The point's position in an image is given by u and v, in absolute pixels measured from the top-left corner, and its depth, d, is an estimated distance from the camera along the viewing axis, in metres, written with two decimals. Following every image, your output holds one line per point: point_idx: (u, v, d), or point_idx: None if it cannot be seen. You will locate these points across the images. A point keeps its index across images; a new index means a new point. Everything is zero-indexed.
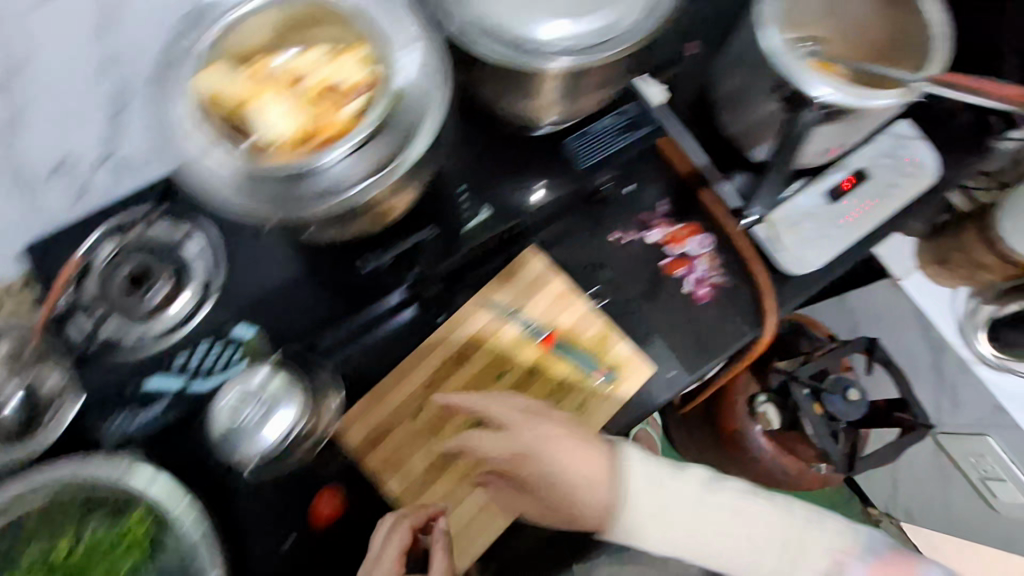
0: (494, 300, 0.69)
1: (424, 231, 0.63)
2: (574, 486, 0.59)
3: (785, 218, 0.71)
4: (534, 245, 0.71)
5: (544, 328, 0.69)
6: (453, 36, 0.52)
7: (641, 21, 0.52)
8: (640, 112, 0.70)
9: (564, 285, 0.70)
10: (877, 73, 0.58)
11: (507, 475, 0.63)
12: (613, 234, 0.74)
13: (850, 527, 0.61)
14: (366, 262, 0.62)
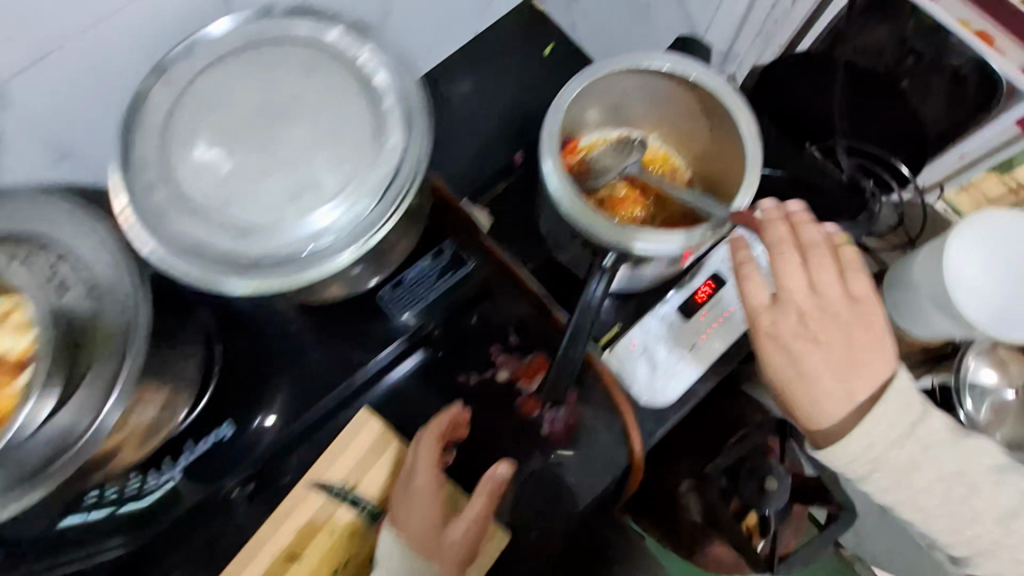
0: (323, 482, 0.61)
1: (218, 431, 0.57)
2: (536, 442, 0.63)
3: (643, 343, 0.65)
4: (365, 407, 0.63)
5: (381, 505, 0.64)
6: (179, 243, 0.43)
7: (382, 210, 0.44)
8: (460, 253, 0.64)
9: (402, 450, 0.64)
10: (701, 209, 0.56)
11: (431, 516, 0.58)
12: (460, 376, 0.67)
13: (847, 352, 0.56)
14: (158, 473, 0.54)
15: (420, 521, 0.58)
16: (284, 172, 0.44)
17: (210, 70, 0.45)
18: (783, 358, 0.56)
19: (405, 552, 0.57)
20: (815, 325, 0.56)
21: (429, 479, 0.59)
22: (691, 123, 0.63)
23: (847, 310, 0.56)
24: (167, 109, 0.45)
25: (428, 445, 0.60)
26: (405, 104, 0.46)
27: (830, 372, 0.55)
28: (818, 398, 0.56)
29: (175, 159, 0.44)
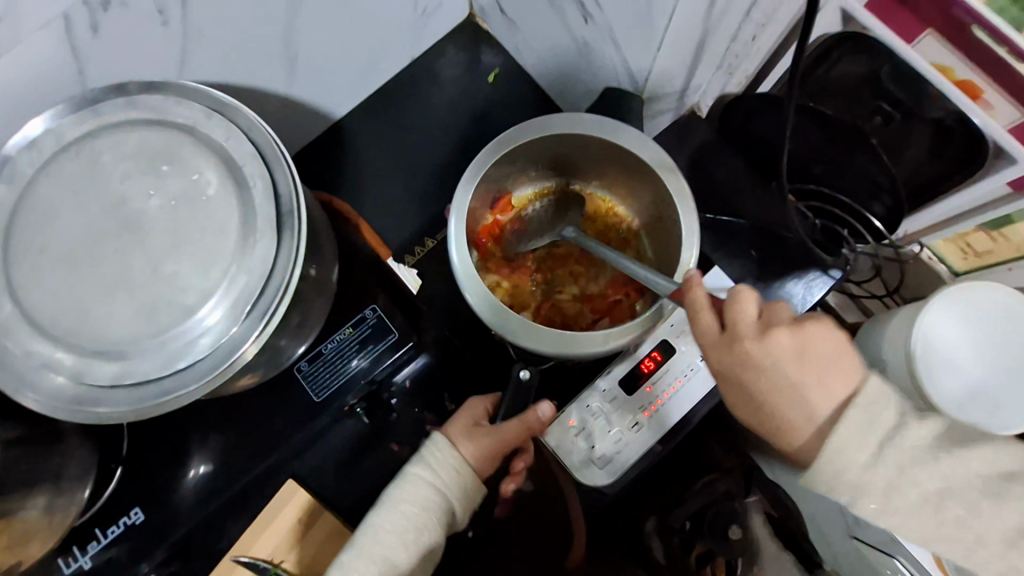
0: (249, 558, 0.56)
1: (126, 518, 0.53)
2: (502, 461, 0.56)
3: (581, 419, 0.58)
4: (291, 479, 0.58)
5: None
6: (32, 337, 0.39)
7: (245, 332, 0.40)
8: (385, 318, 0.58)
9: (333, 524, 0.58)
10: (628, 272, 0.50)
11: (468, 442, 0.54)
12: (391, 446, 0.61)
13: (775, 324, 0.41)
14: (70, 561, 0.52)
15: (465, 426, 0.54)
16: (138, 289, 0.40)
17: (57, 169, 0.41)
18: (733, 388, 0.43)
19: (462, 476, 0.52)
20: (763, 355, 0.41)
21: (490, 439, 0.53)
22: (635, 184, 0.56)
23: (809, 345, 0.41)
24: (9, 214, 0.40)
25: (518, 420, 0.55)
26: (274, 210, 0.41)
27: (794, 399, 0.41)
28: (784, 428, 0.42)
29: (18, 274, 0.39)
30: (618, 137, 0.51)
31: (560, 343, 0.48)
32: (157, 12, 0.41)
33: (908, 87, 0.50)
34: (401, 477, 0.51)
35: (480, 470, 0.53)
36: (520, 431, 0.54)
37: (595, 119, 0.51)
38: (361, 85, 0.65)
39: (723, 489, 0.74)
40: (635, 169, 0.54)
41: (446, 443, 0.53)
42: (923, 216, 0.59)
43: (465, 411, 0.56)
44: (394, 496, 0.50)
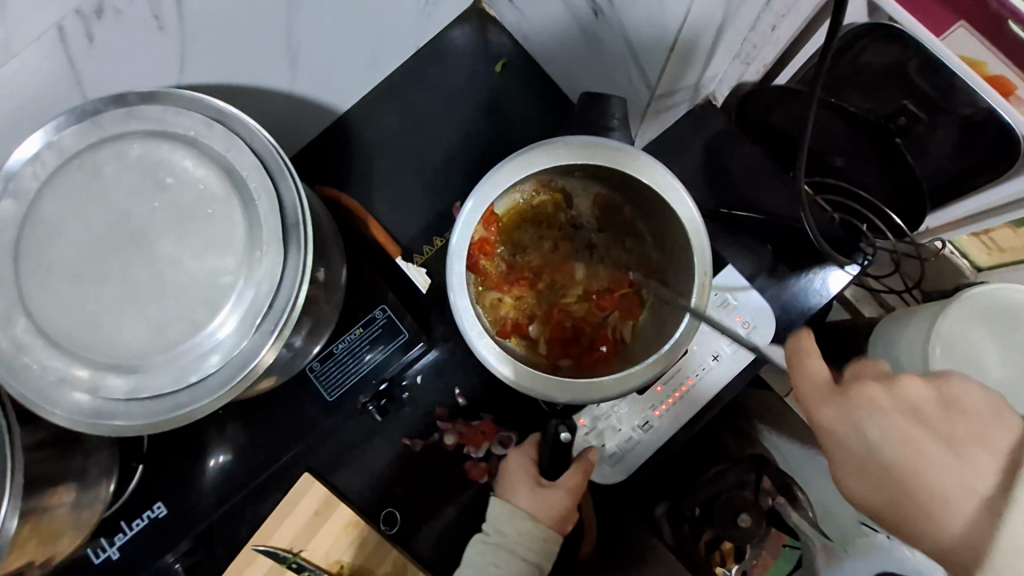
0: (267, 548, 0.58)
1: (150, 511, 0.55)
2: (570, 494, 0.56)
3: (592, 420, 0.57)
4: (307, 472, 0.60)
5: (327, 571, 0.59)
6: (56, 355, 0.40)
7: (258, 343, 0.40)
8: (395, 319, 0.58)
9: (348, 516, 0.60)
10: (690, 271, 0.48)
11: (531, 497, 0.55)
12: (403, 439, 0.62)
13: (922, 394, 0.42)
14: (99, 551, 0.54)
15: (520, 480, 0.56)
16: (147, 303, 0.40)
17: (60, 183, 0.40)
18: (867, 456, 0.42)
19: (536, 534, 0.54)
20: (888, 411, 0.41)
21: (556, 491, 0.54)
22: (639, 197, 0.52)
23: (946, 395, 0.42)
24: (16, 230, 0.40)
25: (576, 468, 0.55)
26: (278, 221, 0.41)
27: (942, 464, 0.39)
28: (937, 501, 0.39)
29: (29, 290, 0.40)
30: (616, 159, 0.47)
31: (589, 386, 0.46)
32: (153, 17, 0.40)
33: (936, 82, 0.47)
34: (481, 549, 0.54)
35: (554, 521, 0.55)
36: (580, 479, 0.55)
37: (586, 143, 0.47)
38: (365, 76, 0.63)
39: (733, 479, 0.72)
40: (630, 185, 0.50)
41: (515, 509, 0.55)
42: (945, 214, 0.57)
43: (518, 468, 0.57)
44: (473, 561, 0.54)
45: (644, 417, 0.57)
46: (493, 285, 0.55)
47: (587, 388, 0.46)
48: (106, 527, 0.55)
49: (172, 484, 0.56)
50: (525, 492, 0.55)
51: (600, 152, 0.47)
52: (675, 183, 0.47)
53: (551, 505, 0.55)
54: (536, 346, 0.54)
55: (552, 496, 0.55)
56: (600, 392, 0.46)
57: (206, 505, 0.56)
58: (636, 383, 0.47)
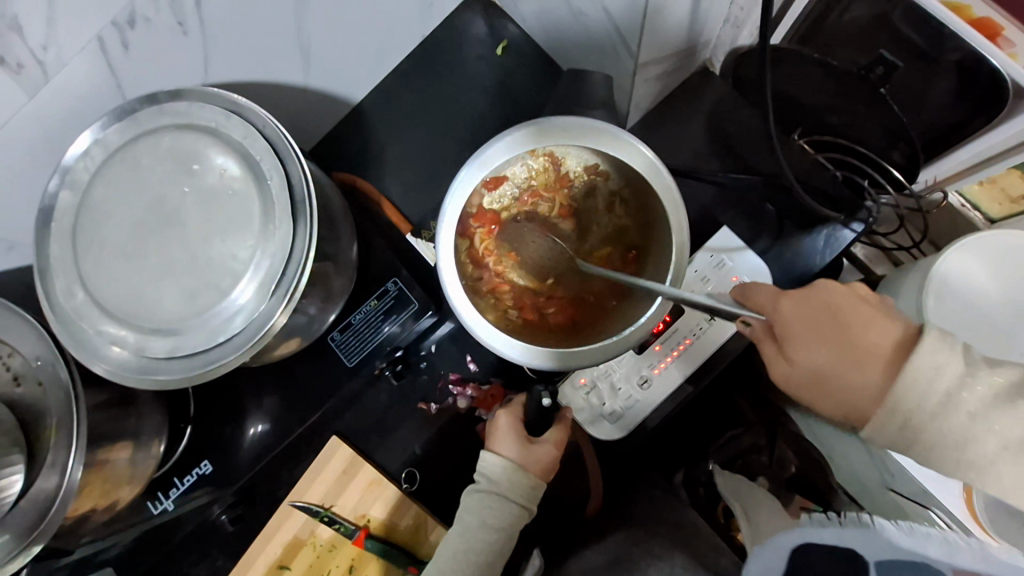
0: (303, 503, 0.65)
1: (198, 468, 0.61)
2: (552, 450, 0.57)
3: (592, 379, 0.60)
4: (335, 435, 0.65)
5: (356, 523, 0.66)
6: (108, 318, 0.46)
7: (273, 307, 0.45)
8: (406, 290, 0.63)
9: (372, 475, 0.65)
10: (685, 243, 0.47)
11: (515, 447, 0.56)
12: (420, 404, 0.67)
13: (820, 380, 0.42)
14: (157, 503, 0.61)
15: (508, 435, 0.57)
16: (181, 274, 0.46)
17: (105, 174, 0.47)
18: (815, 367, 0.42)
19: (526, 483, 0.56)
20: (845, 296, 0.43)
21: (543, 445, 0.57)
22: (635, 177, 0.49)
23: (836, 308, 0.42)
24: (73, 217, 0.47)
25: (558, 424, 0.58)
26: (289, 197, 0.45)
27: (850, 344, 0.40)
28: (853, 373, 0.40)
29: (84, 267, 0.46)
30: (604, 140, 0.47)
31: (567, 355, 0.47)
32: (177, 24, 0.46)
33: (923, 30, 0.46)
34: (476, 497, 0.56)
35: (541, 471, 0.57)
36: (564, 434, 0.58)
37: (585, 123, 0.47)
38: (376, 67, 0.67)
39: (747, 443, 0.77)
40: (622, 166, 0.50)
41: (505, 460, 0.56)
42: (943, 166, 0.55)
43: (506, 423, 0.58)
44: (469, 511, 0.56)
45: (646, 375, 0.59)
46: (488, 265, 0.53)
47: (577, 360, 0.47)
48: (159, 483, 0.61)
49: (216, 444, 0.62)
50: (510, 442, 0.57)
51: (583, 134, 0.47)
52: (664, 169, 0.47)
53: (536, 456, 0.56)
54: (530, 319, 0.53)
55: (535, 447, 0.56)
56: (607, 354, 0.47)
57: (246, 463, 0.63)
58: (618, 351, 0.47)
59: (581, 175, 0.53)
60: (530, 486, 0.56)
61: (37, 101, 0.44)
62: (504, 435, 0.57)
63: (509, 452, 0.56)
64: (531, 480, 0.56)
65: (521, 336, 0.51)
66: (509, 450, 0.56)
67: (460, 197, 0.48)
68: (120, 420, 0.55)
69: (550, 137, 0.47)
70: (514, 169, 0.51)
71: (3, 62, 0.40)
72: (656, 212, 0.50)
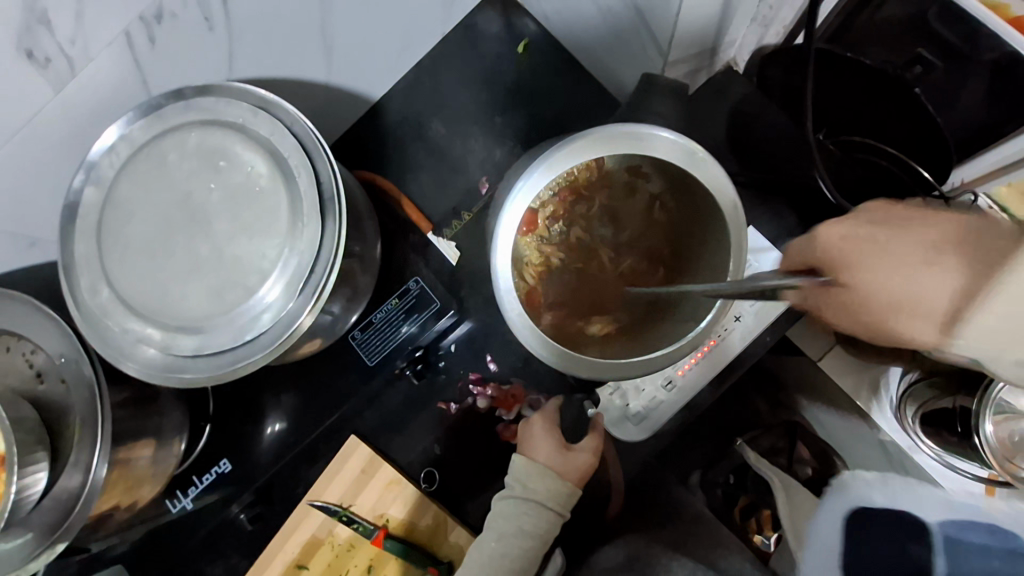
0: (321, 503, 0.64)
1: (217, 467, 0.61)
2: (589, 460, 0.57)
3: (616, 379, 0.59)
4: (353, 434, 0.64)
5: (374, 523, 0.65)
6: (135, 317, 0.45)
7: (301, 306, 0.44)
8: (427, 289, 0.63)
9: (391, 475, 0.65)
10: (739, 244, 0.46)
11: (556, 454, 0.57)
12: (439, 404, 0.66)
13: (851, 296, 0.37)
14: (176, 502, 0.61)
15: (546, 444, 0.57)
16: (209, 272, 0.45)
17: (131, 171, 0.46)
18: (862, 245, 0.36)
19: (564, 490, 0.56)
20: (919, 216, 0.36)
21: (580, 453, 0.57)
22: (683, 181, 0.49)
23: (856, 237, 0.36)
24: (98, 212, 0.46)
25: (594, 433, 0.58)
26: (317, 194, 0.45)
27: (897, 263, 0.34)
28: (908, 305, 0.34)
29: (111, 264, 0.46)
30: (660, 146, 0.47)
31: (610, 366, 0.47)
32: (205, 19, 0.46)
33: (960, 29, 0.47)
34: (511, 503, 0.56)
35: (580, 479, 0.57)
36: (599, 443, 0.58)
37: (637, 128, 0.46)
38: (397, 65, 0.67)
39: (766, 445, 0.73)
40: (667, 172, 0.49)
41: (543, 468, 0.56)
42: (977, 164, 0.54)
43: (543, 431, 0.58)
44: (504, 516, 0.55)
45: (671, 376, 0.58)
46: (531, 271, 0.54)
47: (630, 371, 0.47)
48: (178, 482, 0.61)
49: (236, 443, 0.62)
50: (550, 450, 0.57)
51: (639, 138, 0.47)
52: (716, 170, 0.47)
53: (574, 465, 0.57)
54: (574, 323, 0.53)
55: (575, 457, 0.57)
56: (657, 364, 0.47)
57: (265, 462, 0.62)
58: (663, 365, 0.47)
59: (622, 176, 0.52)
60: (568, 495, 0.56)
61: (63, 95, 0.44)
62: (542, 442, 0.58)
63: (548, 458, 0.57)
64: (572, 489, 0.56)
65: (571, 343, 0.51)
66: (547, 458, 0.57)
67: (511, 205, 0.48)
68: (143, 418, 0.54)
69: (601, 145, 0.47)
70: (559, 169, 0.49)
71: (30, 56, 0.40)
72: (701, 215, 0.50)
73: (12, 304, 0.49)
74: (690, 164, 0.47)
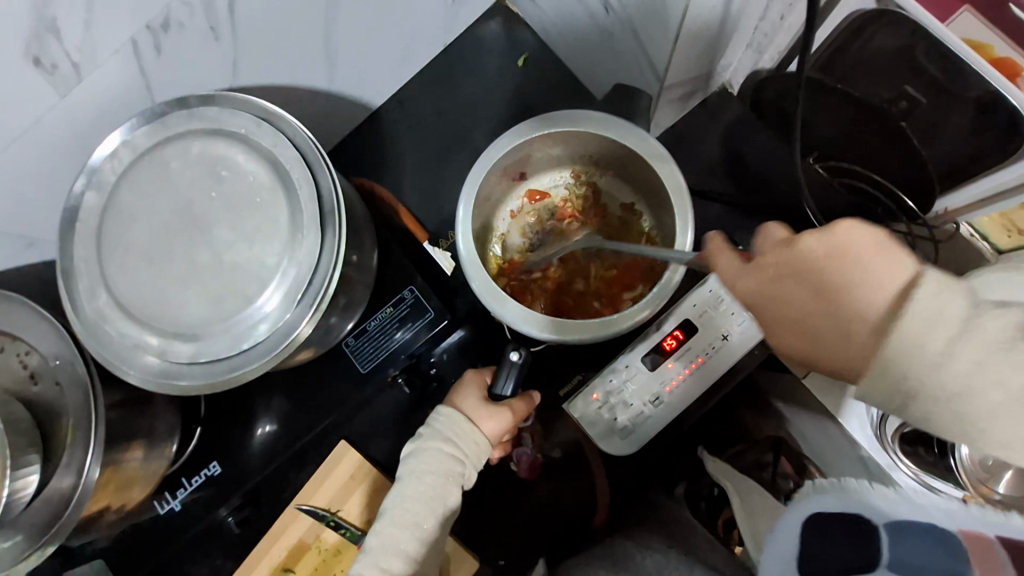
0: (309, 507, 0.63)
1: (207, 470, 0.62)
2: (503, 416, 0.55)
3: (605, 394, 0.60)
4: (343, 439, 0.64)
5: (361, 529, 0.63)
6: (130, 321, 0.46)
7: (299, 316, 0.45)
8: (421, 298, 0.63)
9: (381, 480, 0.64)
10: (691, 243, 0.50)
11: (472, 405, 0.55)
12: (430, 412, 0.65)
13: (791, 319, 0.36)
14: (165, 502, 0.61)
15: (468, 395, 0.56)
16: (208, 279, 0.46)
17: (135, 175, 0.47)
18: (780, 293, 0.36)
19: (476, 440, 0.54)
20: (818, 254, 0.34)
21: (501, 408, 0.55)
22: (657, 189, 0.57)
23: (841, 250, 0.33)
24: (98, 217, 0.47)
25: (520, 399, 0.57)
26: (318, 207, 0.46)
27: (840, 297, 0.33)
28: (854, 339, 0.33)
29: (110, 268, 0.46)
30: (622, 134, 0.53)
31: (576, 326, 0.50)
32: (210, 28, 0.46)
33: (944, 65, 0.47)
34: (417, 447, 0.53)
35: (495, 434, 0.55)
36: (525, 408, 0.57)
37: (609, 117, 0.53)
38: (396, 73, 0.67)
39: (751, 460, 0.71)
40: (647, 175, 0.56)
41: (460, 415, 0.55)
42: (959, 196, 0.55)
43: (472, 381, 0.57)
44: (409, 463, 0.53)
45: (658, 390, 0.59)
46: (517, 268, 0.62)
47: (571, 332, 0.50)
48: (167, 481, 0.61)
49: (225, 444, 0.63)
50: (470, 401, 0.55)
51: (609, 128, 0.53)
52: (671, 160, 0.52)
53: (491, 416, 0.54)
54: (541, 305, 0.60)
55: (490, 410, 0.55)
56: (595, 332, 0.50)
57: (252, 464, 0.63)
58: (602, 335, 0.50)
59: (617, 210, 0.63)
60: (476, 446, 0.53)
61: (68, 101, 0.44)
62: (462, 393, 0.56)
63: (467, 407, 0.55)
64: (480, 439, 0.54)
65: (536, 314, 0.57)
66: (464, 409, 0.55)
67: (487, 160, 0.54)
68: (136, 419, 0.55)
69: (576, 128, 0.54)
70: (556, 189, 0.64)
71: (37, 63, 0.40)
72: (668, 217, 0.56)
73: (10, 306, 0.49)
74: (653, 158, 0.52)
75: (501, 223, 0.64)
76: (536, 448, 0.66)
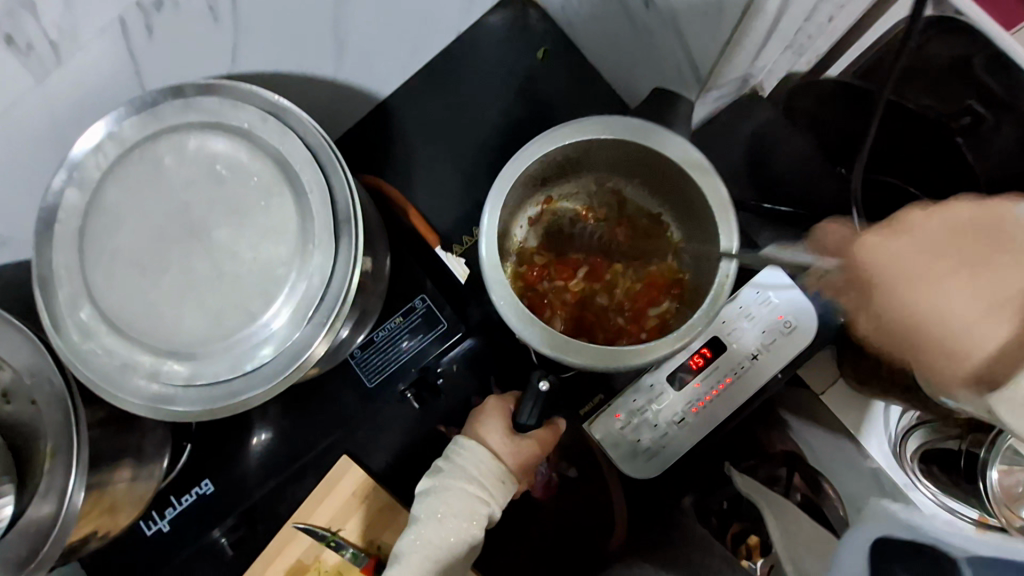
0: (308, 526, 0.58)
1: (198, 488, 0.57)
2: (529, 452, 0.53)
3: (628, 414, 0.57)
4: (345, 455, 0.59)
5: (365, 550, 0.58)
6: (116, 339, 0.41)
7: (311, 334, 0.41)
8: (433, 308, 0.60)
9: (386, 498, 0.59)
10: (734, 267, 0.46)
11: (496, 441, 0.52)
12: (439, 427, 0.61)
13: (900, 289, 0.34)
14: (152, 523, 0.57)
15: (492, 428, 0.53)
16: (206, 292, 0.41)
17: (123, 173, 0.42)
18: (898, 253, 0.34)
19: (501, 478, 0.51)
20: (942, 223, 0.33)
21: (526, 441, 0.53)
22: (691, 201, 0.52)
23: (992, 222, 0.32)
24: (80, 219, 0.41)
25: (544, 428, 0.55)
26: (332, 215, 0.41)
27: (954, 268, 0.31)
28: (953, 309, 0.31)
29: (94, 279, 0.41)
30: (658, 143, 0.48)
31: (604, 355, 0.46)
32: (208, 9, 0.41)
33: (1004, 78, 0.43)
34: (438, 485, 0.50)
35: (518, 467, 0.52)
36: (550, 439, 0.54)
37: (643, 123, 0.48)
38: (407, 62, 0.62)
39: None
40: (682, 186, 0.51)
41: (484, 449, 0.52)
42: None
43: (495, 409, 0.54)
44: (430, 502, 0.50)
45: (681, 410, 0.56)
46: (535, 280, 0.58)
47: (600, 360, 0.46)
48: (156, 501, 0.57)
49: (218, 461, 0.58)
50: (494, 434, 0.52)
51: (643, 135, 0.49)
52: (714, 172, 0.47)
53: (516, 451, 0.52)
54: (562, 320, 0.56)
55: (515, 445, 0.52)
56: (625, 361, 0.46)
57: (247, 482, 0.58)
58: (634, 364, 0.46)
59: (644, 219, 0.59)
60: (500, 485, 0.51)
61: (46, 88, 0.38)
62: (485, 426, 0.53)
63: (490, 441, 0.52)
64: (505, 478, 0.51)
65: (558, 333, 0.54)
66: (488, 443, 0.52)
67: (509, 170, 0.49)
68: (123, 437, 0.51)
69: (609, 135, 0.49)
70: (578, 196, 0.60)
71: (10, 42, 0.35)
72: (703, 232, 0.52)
73: None
74: (694, 169, 0.48)
75: (520, 229, 0.59)
76: (551, 466, 0.63)
